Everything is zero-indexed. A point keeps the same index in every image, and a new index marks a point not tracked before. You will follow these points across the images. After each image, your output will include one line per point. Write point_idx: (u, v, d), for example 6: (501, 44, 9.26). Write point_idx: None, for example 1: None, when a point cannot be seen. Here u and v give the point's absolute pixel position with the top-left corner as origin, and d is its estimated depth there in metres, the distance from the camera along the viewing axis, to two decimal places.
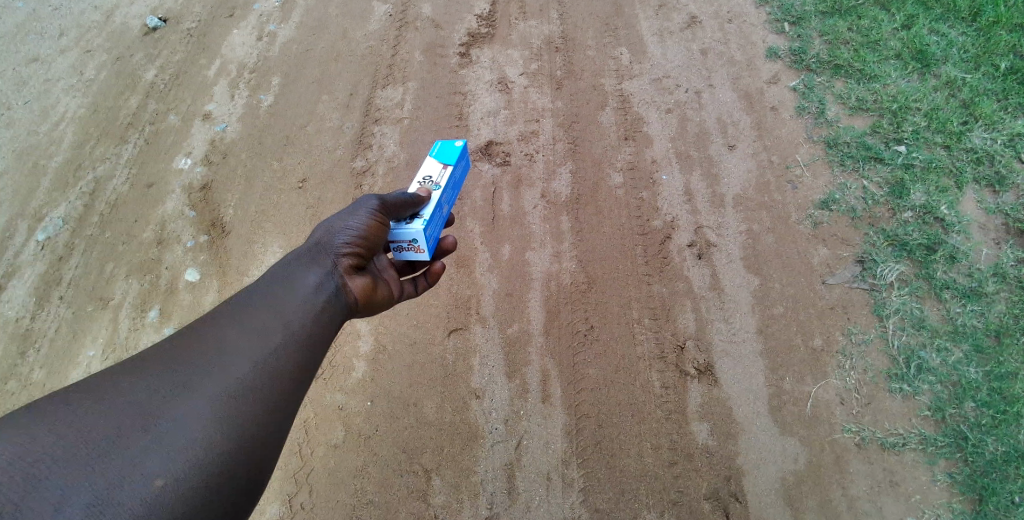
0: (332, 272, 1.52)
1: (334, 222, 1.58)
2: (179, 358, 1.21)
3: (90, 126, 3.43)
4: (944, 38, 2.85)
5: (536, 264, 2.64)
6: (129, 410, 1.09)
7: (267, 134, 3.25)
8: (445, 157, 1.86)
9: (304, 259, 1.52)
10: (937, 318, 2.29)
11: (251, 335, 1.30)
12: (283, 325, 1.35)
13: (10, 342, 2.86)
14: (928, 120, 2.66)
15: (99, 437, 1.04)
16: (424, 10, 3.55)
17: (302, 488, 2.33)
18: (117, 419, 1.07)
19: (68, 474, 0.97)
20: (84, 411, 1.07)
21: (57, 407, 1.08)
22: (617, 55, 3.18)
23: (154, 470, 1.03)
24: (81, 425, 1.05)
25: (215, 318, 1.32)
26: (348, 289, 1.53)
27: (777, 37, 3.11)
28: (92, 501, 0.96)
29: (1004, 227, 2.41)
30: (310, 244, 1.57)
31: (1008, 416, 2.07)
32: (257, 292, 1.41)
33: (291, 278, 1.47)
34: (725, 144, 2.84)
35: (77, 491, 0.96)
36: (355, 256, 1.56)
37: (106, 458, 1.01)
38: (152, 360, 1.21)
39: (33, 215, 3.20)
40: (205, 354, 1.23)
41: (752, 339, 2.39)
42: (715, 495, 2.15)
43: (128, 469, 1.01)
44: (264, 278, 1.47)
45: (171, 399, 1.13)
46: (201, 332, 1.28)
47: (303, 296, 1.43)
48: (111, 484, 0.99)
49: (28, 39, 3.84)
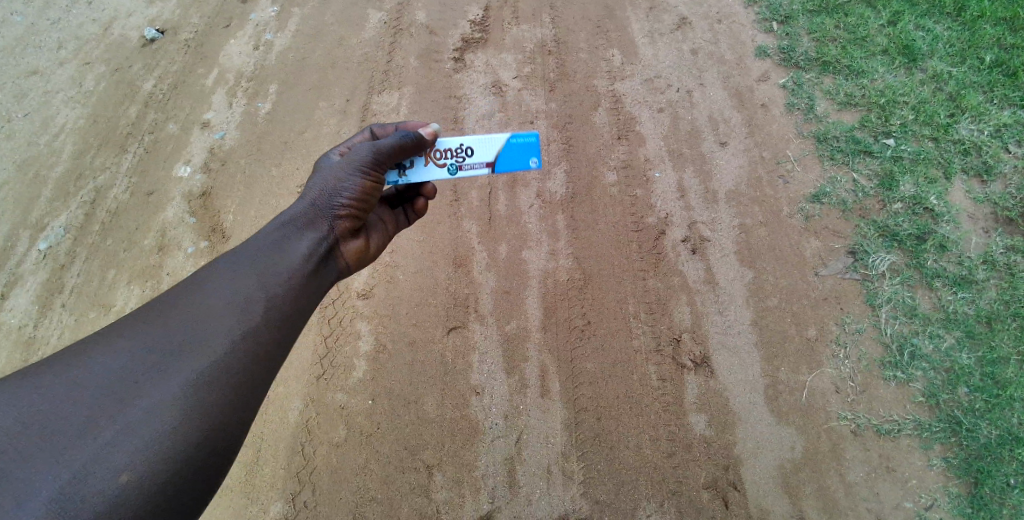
0: (326, 238, 1.56)
1: (327, 179, 1.60)
2: (157, 336, 1.22)
3: (90, 137, 3.47)
4: (930, 32, 2.90)
5: (533, 262, 2.67)
6: (97, 398, 1.12)
7: (265, 141, 3.29)
8: (504, 163, 1.81)
9: (300, 222, 1.54)
10: (928, 306, 2.33)
11: (231, 310, 1.29)
12: (267, 299, 1.34)
13: (13, 350, 2.89)
14: (916, 114, 2.70)
15: (68, 427, 1.08)
16: (418, 16, 3.60)
17: (305, 485, 2.36)
18: (85, 407, 1.11)
19: (36, 464, 1.03)
20: (57, 397, 1.11)
21: (32, 391, 1.12)
22: (609, 57, 3.23)
23: (116, 465, 1.06)
24: (55, 414, 1.09)
25: (198, 288, 1.32)
26: (340, 253, 1.61)
27: (765, 36, 3.15)
28: (56, 493, 1.01)
29: (993, 216, 2.46)
30: (303, 203, 1.58)
31: (1001, 400, 2.12)
32: (247, 252, 1.42)
33: (280, 248, 1.46)
34: (717, 141, 2.88)
35: (40, 485, 1.01)
36: (349, 220, 1.62)
37: (73, 448, 1.06)
38: (130, 338, 1.22)
39: (34, 225, 3.23)
40: (186, 329, 1.24)
41: (747, 330, 2.43)
42: (714, 484, 2.18)
43: (92, 461, 1.05)
44: (255, 238, 1.47)
45: (141, 383, 1.15)
46: (189, 304, 1.28)
47: (291, 269, 1.43)
48: (78, 475, 1.04)
49: (27, 52, 3.88)
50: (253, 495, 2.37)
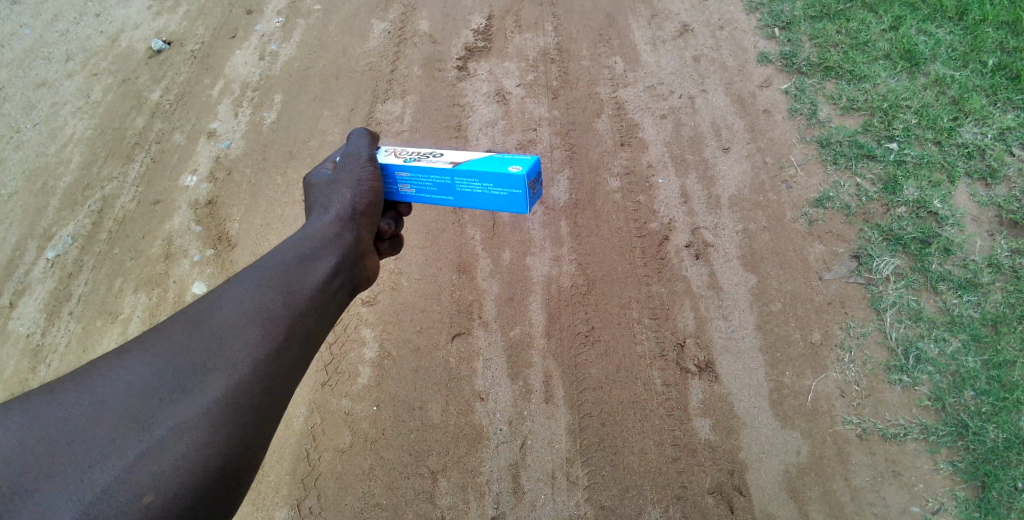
0: (353, 251, 1.56)
1: (341, 191, 1.60)
2: (180, 352, 1.18)
3: (98, 147, 3.51)
4: (932, 37, 2.91)
5: (537, 268, 2.68)
6: (122, 415, 1.06)
7: (271, 149, 3.32)
8: (469, 164, 1.61)
9: (325, 235, 1.53)
10: (933, 310, 2.32)
11: (255, 326, 1.27)
12: (287, 309, 1.34)
13: (21, 358, 2.91)
14: (919, 118, 2.70)
15: (90, 445, 1.01)
16: (422, 26, 3.63)
17: (310, 492, 2.36)
18: (110, 425, 1.04)
19: (56, 482, 0.95)
20: (77, 413, 1.04)
21: (49, 407, 1.05)
22: (611, 64, 3.25)
23: (142, 484, 0.99)
24: (71, 419, 1.04)
25: (217, 303, 1.30)
26: (365, 265, 1.62)
27: (767, 42, 3.17)
28: (79, 512, 0.93)
29: (997, 219, 2.45)
30: (326, 218, 1.57)
31: (1008, 403, 2.09)
32: (267, 270, 1.40)
33: (300, 261, 1.45)
34: (719, 147, 2.89)
35: (62, 504, 0.93)
36: (370, 229, 1.64)
37: (96, 467, 0.98)
38: (152, 353, 1.17)
39: (42, 234, 3.26)
40: (209, 345, 1.21)
41: (751, 335, 2.43)
42: (719, 489, 2.17)
43: (118, 480, 0.98)
44: (276, 254, 1.46)
45: (167, 401, 1.10)
46: (200, 314, 1.27)
47: (314, 285, 1.43)
48: (102, 494, 0.96)
49: (36, 64, 3.93)
50: (259, 500, 2.38)
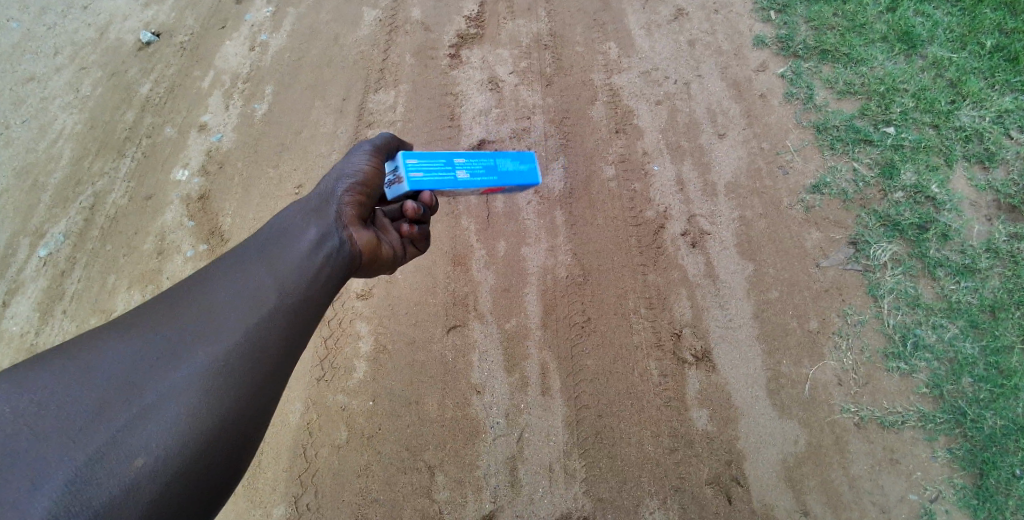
0: (335, 225, 1.58)
1: (335, 172, 1.66)
2: (168, 335, 1.24)
3: (88, 142, 3.47)
4: (930, 18, 2.85)
5: (532, 259, 2.66)
6: (108, 389, 1.13)
7: (262, 141, 3.28)
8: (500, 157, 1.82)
9: (309, 210, 1.60)
10: (931, 296, 2.31)
11: (240, 300, 1.34)
12: (277, 292, 1.39)
13: (16, 357, 2.91)
14: (917, 101, 2.67)
15: (77, 413, 1.08)
16: (413, 13, 3.57)
17: (307, 489, 2.37)
18: (97, 401, 1.11)
19: (49, 447, 1.03)
20: (63, 385, 1.12)
21: (35, 376, 1.11)
22: (606, 49, 3.20)
23: (132, 450, 1.08)
24: (62, 398, 1.10)
25: (205, 280, 1.38)
26: (353, 241, 1.60)
27: (763, 25, 3.11)
28: (71, 473, 1.01)
29: (996, 203, 2.43)
30: (314, 196, 1.65)
31: (1006, 390, 2.10)
32: (253, 247, 1.49)
33: (282, 239, 1.52)
34: (715, 133, 2.85)
35: (56, 467, 1.01)
36: (356, 207, 1.63)
37: (87, 432, 1.07)
38: (136, 332, 1.24)
39: (34, 232, 3.24)
40: (192, 322, 1.28)
41: (748, 324, 2.41)
42: (716, 480, 2.18)
43: (107, 447, 1.06)
44: (264, 233, 1.56)
45: (153, 371, 1.18)
46: (186, 300, 1.32)
47: (298, 259, 1.48)
48: (91, 463, 1.04)
49: (24, 58, 3.88)
50: (253, 499, 2.39)
